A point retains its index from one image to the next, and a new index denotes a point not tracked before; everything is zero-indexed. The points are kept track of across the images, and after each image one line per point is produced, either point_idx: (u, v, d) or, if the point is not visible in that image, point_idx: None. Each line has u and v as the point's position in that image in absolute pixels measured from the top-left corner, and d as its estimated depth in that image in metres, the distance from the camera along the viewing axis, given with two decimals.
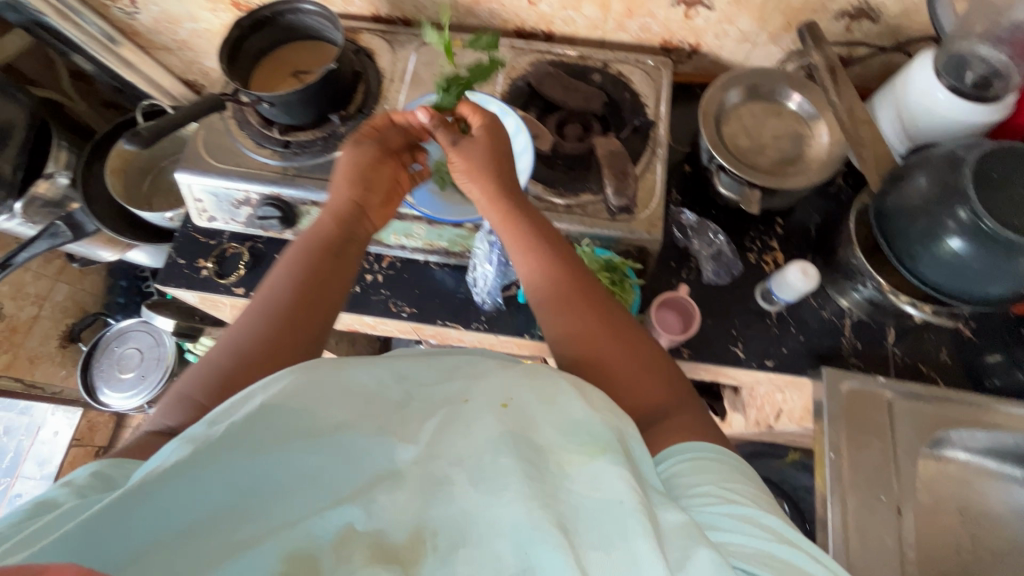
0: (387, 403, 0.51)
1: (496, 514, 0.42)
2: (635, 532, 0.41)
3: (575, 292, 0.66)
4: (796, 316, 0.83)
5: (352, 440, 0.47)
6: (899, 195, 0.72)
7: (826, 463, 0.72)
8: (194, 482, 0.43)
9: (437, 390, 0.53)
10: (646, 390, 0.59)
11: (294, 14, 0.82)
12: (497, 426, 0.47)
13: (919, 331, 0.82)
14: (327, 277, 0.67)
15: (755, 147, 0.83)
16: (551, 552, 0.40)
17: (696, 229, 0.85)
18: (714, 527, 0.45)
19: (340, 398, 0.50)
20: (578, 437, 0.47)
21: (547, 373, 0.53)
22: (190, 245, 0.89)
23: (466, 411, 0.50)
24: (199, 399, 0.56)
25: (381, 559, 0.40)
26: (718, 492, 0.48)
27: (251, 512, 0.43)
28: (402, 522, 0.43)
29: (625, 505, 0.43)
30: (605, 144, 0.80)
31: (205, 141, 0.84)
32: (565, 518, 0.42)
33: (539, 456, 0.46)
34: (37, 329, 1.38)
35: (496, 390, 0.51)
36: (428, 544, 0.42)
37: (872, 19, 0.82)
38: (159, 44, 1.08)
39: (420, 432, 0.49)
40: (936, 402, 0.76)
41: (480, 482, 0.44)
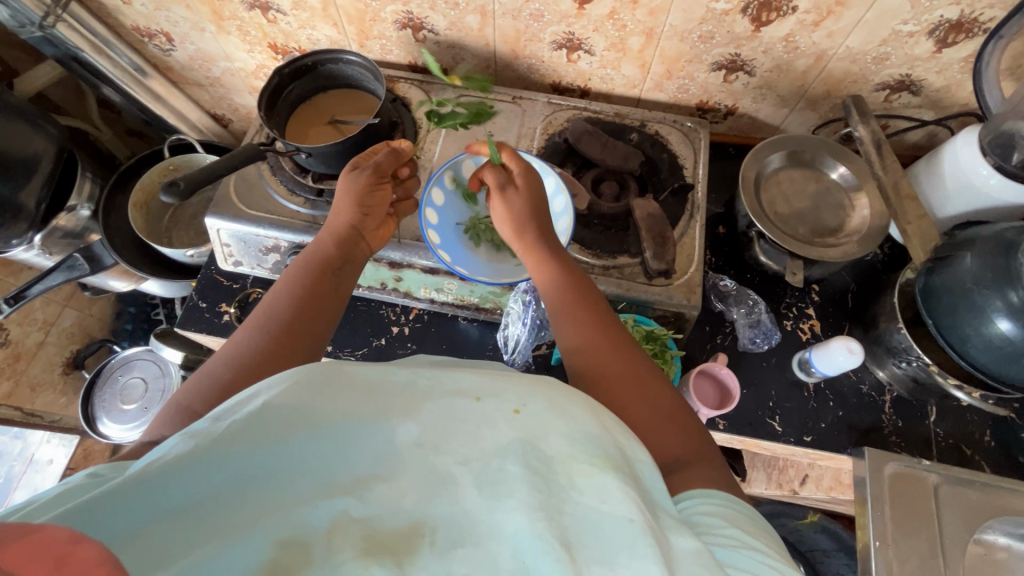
0: (390, 392, 0.43)
1: (502, 521, 0.37)
2: (643, 551, 0.36)
3: (594, 309, 0.63)
4: (834, 389, 0.80)
5: (348, 426, 0.40)
6: (946, 271, 0.71)
7: (870, 552, 0.69)
8: (199, 469, 0.36)
9: (446, 383, 0.45)
10: (662, 438, 0.54)
11: (335, 63, 0.81)
12: (509, 431, 0.42)
13: (960, 411, 0.79)
14: (324, 293, 0.63)
15: (794, 215, 0.82)
16: (554, 566, 0.34)
17: (733, 295, 0.83)
18: (733, 567, 0.40)
19: (341, 391, 0.42)
20: (590, 445, 0.42)
21: (563, 386, 0.47)
22: (213, 289, 0.87)
23: (476, 412, 0.43)
24: (195, 406, 0.51)
25: (375, 550, 0.34)
26: (739, 535, 0.43)
27: (241, 498, 0.36)
28: (400, 513, 0.37)
29: (635, 524, 0.38)
30: (643, 206, 0.79)
31: (236, 185, 0.82)
32: (568, 529, 0.37)
33: (548, 467, 0.40)
34: (42, 355, 1.35)
35: (511, 395, 0.45)
36: (427, 540, 0.35)
37: (913, 91, 0.82)
38: (191, 80, 1.07)
39: (421, 420, 0.42)
40: (983, 489, 0.73)
41: (487, 485, 0.38)
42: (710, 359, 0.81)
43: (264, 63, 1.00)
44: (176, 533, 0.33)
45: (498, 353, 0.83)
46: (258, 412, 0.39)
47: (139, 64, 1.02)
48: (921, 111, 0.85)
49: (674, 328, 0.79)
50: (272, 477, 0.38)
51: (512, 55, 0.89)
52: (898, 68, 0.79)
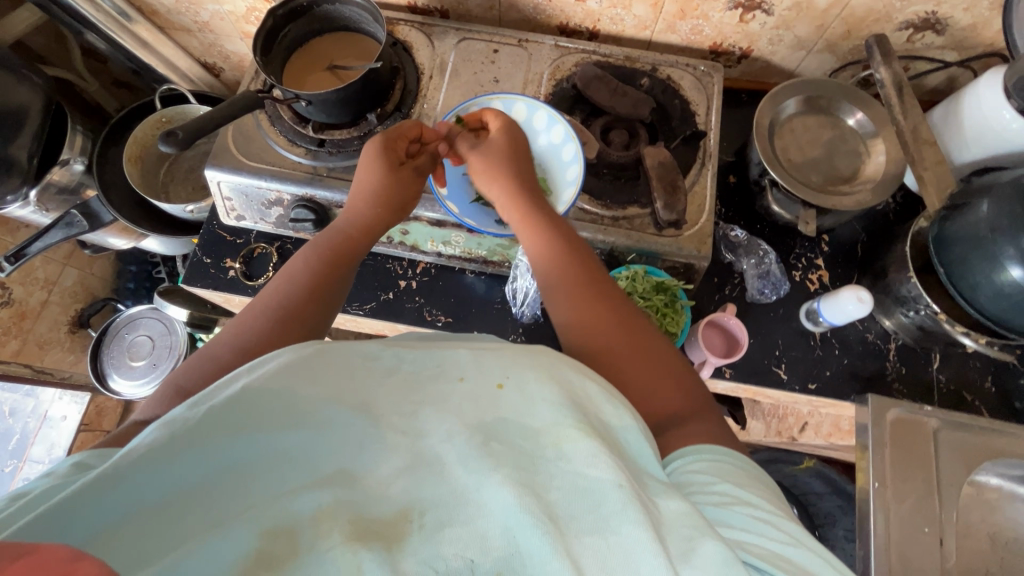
0: (374, 373, 0.46)
1: (487, 496, 0.37)
2: (631, 516, 0.36)
3: (592, 281, 0.62)
4: (840, 338, 0.81)
5: (334, 412, 0.43)
6: (959, 219, 0.70)
7: (869, 494, 0.71)
8: (178, 459, 0.38)
9: (423, 373, 0.47)
10: (658, 397, 0.54)
11: (332, 4, 0.77)
12: (489, 410, 0.44)
13: (963, 357, 0.80)
14: (329, 282, 0.63)
15: (808, 163, 0.80)
16: (541, 540, 0.35)
17: (743, 246, 0.82)
18: (727, 526, 0.40)
19: (327, 369, 0.45)
20: (572, 413, 0.43)
21: (548, 353, 0.49)
22: (216, 244, 0.86)
23: (457, 393, 0.45)
24: (186, 385, 0.52)
25: (362, 535, 0.35)
26: (731, 491, 0.43)
27: (224, 490, 0.39)
28: (388, 499, 0.38)
29: (623, 489, 0.38)
30: (654, 154, 0.77)
31: (234, 136, 0.79)
32: (553, 505, 0.37)
33: (534, 441, 0.42)
34: (47, 314, 1.35)
35: (494, 368, 0.47)
36: (415, 524, 0.36)
37: (937, 31, 0.79)
38: (179, 25, 1.02)
39: (402, 406, 0.44)
40: (981, 433, 0.75)
41: (469, 463, 0.39)
42: (718, 309, 0.81)
43: (254, 6, 0.95)
44: (162, 522, 0.36)
45: (506, 306, 0.83)
46: (240, 402, 0.41)
47: (122, 7, 0.96)
48: (944, 52, 0.82)
49: (683, 279, 0.79)
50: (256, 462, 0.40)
51: None
52: (923, 5, 0.75)
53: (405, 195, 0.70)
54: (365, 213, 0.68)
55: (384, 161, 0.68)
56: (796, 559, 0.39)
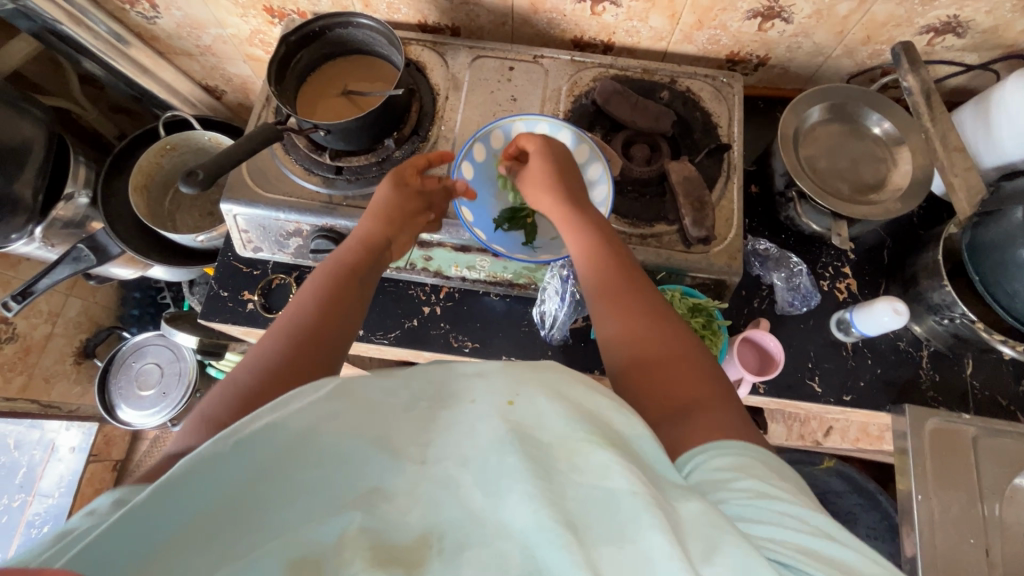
0: (391, 408, 0.43)
1: (505, 518, 0.36)
2: (650, 521, 0.35)
3: (623, 286, 0.60)
4: (872, 347, 0.80)
5: (349, 447, 0.40)
6: (993, 226, 0.69)
7: (912, 506, 0.70)
8: (198, 485, 0.36)
9: (433, 392, 0.45)
10: (677, 385, 0.52)
11: (345, 28, 0.75)
12: (502, 424, 0.41)
13: (996, 361, 0.80)
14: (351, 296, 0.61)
15: (834, 171, 0.79)
16: (561, 553, 0.33)
17: (774, 259, 0.81)
18: (744, 521, 0.38)
19: (353, 405, 0.42)
20: (584, 426, 0.41)
21: (563, 370, 0.46)
22: (233, 276, 0.84)
23: (469, 415, 0.42)
24: (221, 417, 0.48)
25: (386, 561, 0.34)
26: (752, 486, 0.41)
27: (235, 531, 0.36)
28: (406, 522, 0.37)
29: (638, 497, 0.36)
30: (679, 169, 0.76)
31: (249, 167, 0.77)
32: (573, 514, 0.36)
33: (545, 453, 0.39)
34: (52, 347, 1.32)
35: (504, 385, 0.44)
36: (435, 548, 0.35)
37: (958, 34, 0.78)
38: (180, 50, 0.99)
39: (422, 436, 0.42)
40: (1020, 438, 0.74)
41: (483, 483, 0.38)
42: (749, 324, 0.80)
43: (259, 29, 0.93)
44: (179, 562, 0.34)
45: (533, 329, 0.82)
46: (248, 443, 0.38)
47: (120, 33, 0.94)
48: (965, 55, 0.81)
49: (714, 296, 0.78)
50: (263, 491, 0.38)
51: (531, 10, 0.83)
52: (945, 9, 0.74)
53: (422, 212, 0.70)
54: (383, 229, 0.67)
55: (393, 180, 0.69)
56: (825, 552, 0.37)
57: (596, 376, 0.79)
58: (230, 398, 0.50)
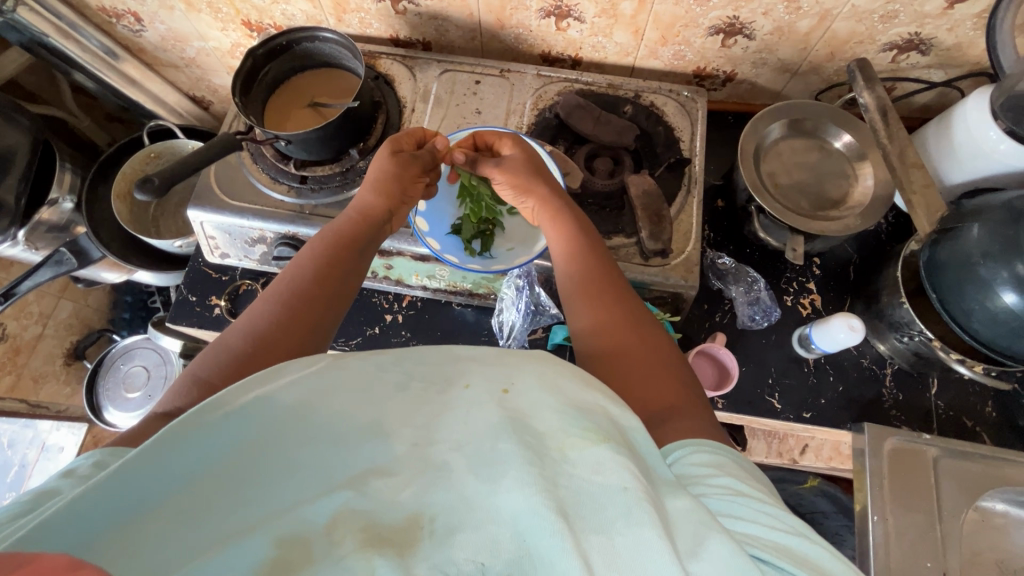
0: (384, 387, 0.44)
1: (497, 504, 0.35)
2: (641, 517, 0.34)
3: (610, 277, 0.63)
4: (834, 364, 0.79)
5: (344, 419, 0.42)
6: (950, 244, 0.68)
7: (868, 527, 0.69)
8: (174, 450, 0.37)
9: (432, 377, 0.46)
10: (652, 391, 0.53)
11: (311, 41, 0.77)
12: (498, 411, 0.42)
13: (962, 381, 0.78)
14: (342, 270, 0.62)
15: (795, 187, 0.79)
16: (551, 539, 0.33)
17: (732, 274, 0.81)
18: (727, 515, 0.38)
19: (342, 378, 0.44)
20: (579, 421, 0.40)
21: (562, 363, 0.47)
22: (202, 282, 0.86)
23: (463, 399, 0.44)
24: (213, 378, 0.51)
25: (376, 542, 0.34)
26: (729, 483, 0.41)
27: (228, 481, 0.38)
28: (397, 505, 0.36)
29: (629, 492, 0.35)
30: (638, 182, 0.76)
31: (217, 175, 0.79)
32: (564, 500, 0.35)
33: (539, 442, 0.40)
34: (41, 348, 1.35)
35: (498, 375, 0.46)
36: (426, 530, 0.35)
37: (921, 51, 0.78)
38: (166, 61, 1.03)
39: (413, 418, 0.42)
40: (983, 461, 0.73)
41: (480, 470, 0.38)
42: (708, 338, 0.80)
43: (239, 42, 0.95)
44: (156, 531, 0.34)
45: (493, 338, 0.82)
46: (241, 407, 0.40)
47: (109, 46, 0.97)
48: (930, 72, 0.81)
49: (671, 309, 0.78)
50: (254, 447, 0.39)
51: (498, 25, 0.85)
52: (906, 27, 0.74)
53: (414, 187, 0.70)
54: (375, 202, 0.67)
55: (390, 152, 0.68)
56: (802, 551, 0.37)
57: None
58: (224, 362, 0.52)
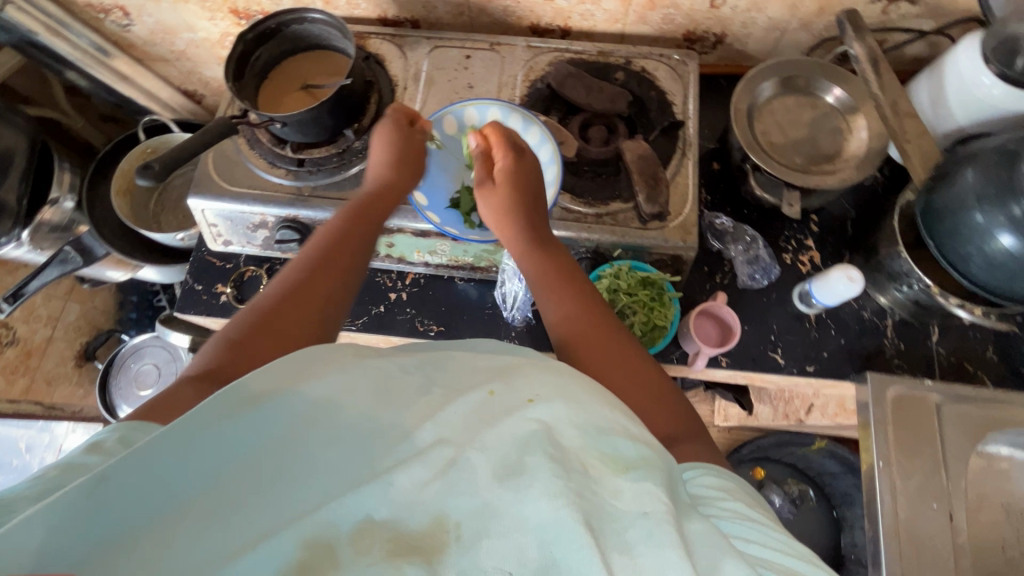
0: (405, 389, 0.45)
1: (522, 512, 0.36)
2: (663, 540, 0.36)
3: (570, 281, 0.64)
4: (835, 318, 0.80)
5: (366, 427, 0.42)
6: (946, 190, 0.68)
7: (874, 473, 0.70)
8: (198, 446, 0.38)
9: (455, 383, 0.47)
10: (649, 416, 0.55)
11: (300, 23, 0.78)
12: (526, 422, 0.41)
13: (962, 328, 0.79)
14: (353, 246, 0.63)
15: (789, 144, 0.80)
16: (581, 552, 0.34)
17: (730, 233, 0.82)
18: (737, 537, 0.41)
19: (364, 385, 0.44)
20: (600, 443, 0.41)
21: (578, 374, 0.47)
22: (207, 270, 0.87)
23: (489, 406, 0.43)
24: (232, 335, 0.53)
25: (404, 552, 0.34)
26: (737, 507, 0.44)
27: (244, 485, 0.38)
28: (421, 508, 0.36)
29: (650, 518, 0.37)
30: (633, 147, 0.77)
31: (215, 163, 0.80)
32: (590, 513, 0.36)
33: (564, 455, 0.39)
34: (53, 350, 1.37)
35: (524, 385, 0.45)
36: (452, 535, 0.35)
37: (911, 1, 0.78)
38: (156, 56, 1.03)
39: (438, 416, 0.42)
40: (985, 404, 0.74)
41: (506, 478, 0.38)
42: (709, 299, 0.81)
43: (228, 31, 0.95)
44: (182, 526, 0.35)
45: (497, 311, 0.84)
46: (264, 408, 0.40)
47: (99, 43, 0.97)
48: (920, 22, 0.81)
49: (671, 271, 0.78)
50: (275, 448, 0.40)
51: None
52: None
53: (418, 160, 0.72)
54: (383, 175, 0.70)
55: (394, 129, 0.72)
56: (805, 573, 0.40)
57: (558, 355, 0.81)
58: (248, 318, 0.55)
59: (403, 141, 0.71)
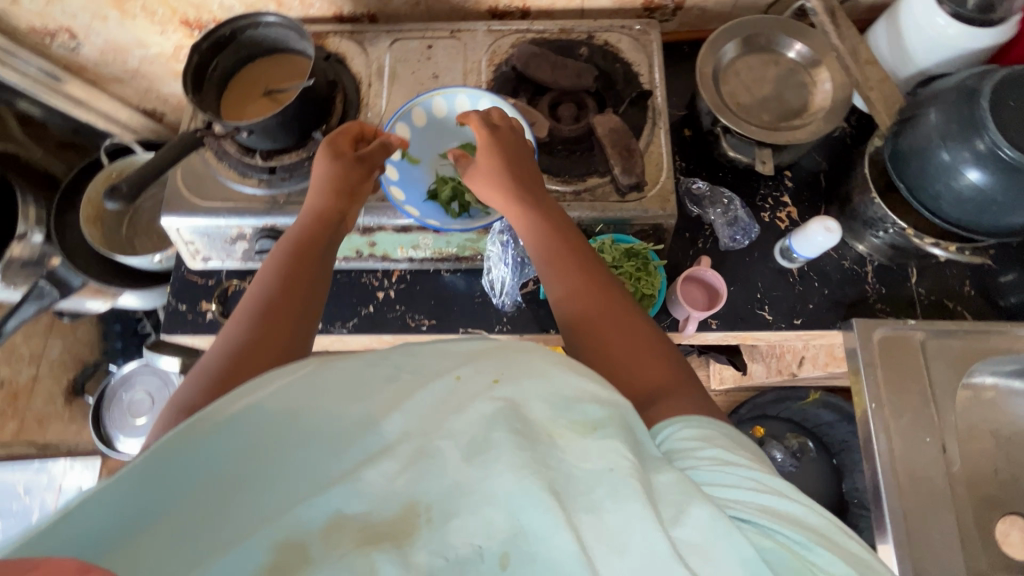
0: (371, 377, 0.43)
1: (491, 487, 0.36)
2: (627, 492, 0.37)
3: (573, 257, 0.64)
4: (817, 270, 0.82)
5: (333, 422, 0.40)
6: (911, 133, 0.70)
7: (867, 414, 0.73)
8: (170, 466, 0.38)
9: (424, 369, 0.44)
10: (641, 374, 0.55)
11: (255, 28, 0.76)
12: (492, 402, 0.40)
13: (939, 266, 0.81)
14: (308, 278, 0.63)
15: (757, 103, 0.81)
16: (546, 516, 0.35)
17: (707, 197, 0.83)
18: (710, 483, 0.42)
19: (326, 381, 0.42)
20: (568, 413, 0.41)
21: (539, 349, 0.46)
22: (189, 289, 0.86)
23: (456, 390, 0.42)
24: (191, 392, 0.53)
25: (374, 539, 0.34)
26: (714, 454, 0.45)
27: (215, 499, 0.37)
28: (393, 496, 0.37)
29: (616, 472, 0.38)
30: (604, 122, 0.77)
31: (184, 178, 0.78)
32: (555, 481, 0.37)
33: (530, 428, 0.39)
34: (40, 389, 1.35)
35: (491, 364, 0.44)
36: (423, 518, 0.36)
37: None
38: (110, 76, 1.00)
39: (402, 402, 0.41)
40: (967, 337, 0.76)
41: (475, 457, 0.38)
42: (693, 264, 0.82)
43: (181, 44, 0.93)
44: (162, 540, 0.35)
45: (486, 298, 0.84)
46: (236, 418, 0.40)
47: (49, 69, 0.95)
48: None
49: (654, 240, 0.79)
50: (246, 461, 0.39)
51: None
52: None
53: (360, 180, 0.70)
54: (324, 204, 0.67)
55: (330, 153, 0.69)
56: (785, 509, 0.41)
57: (551, 335, 0.82)
58: (210, 373, 0.53)
59: (345, 167, 0.68)
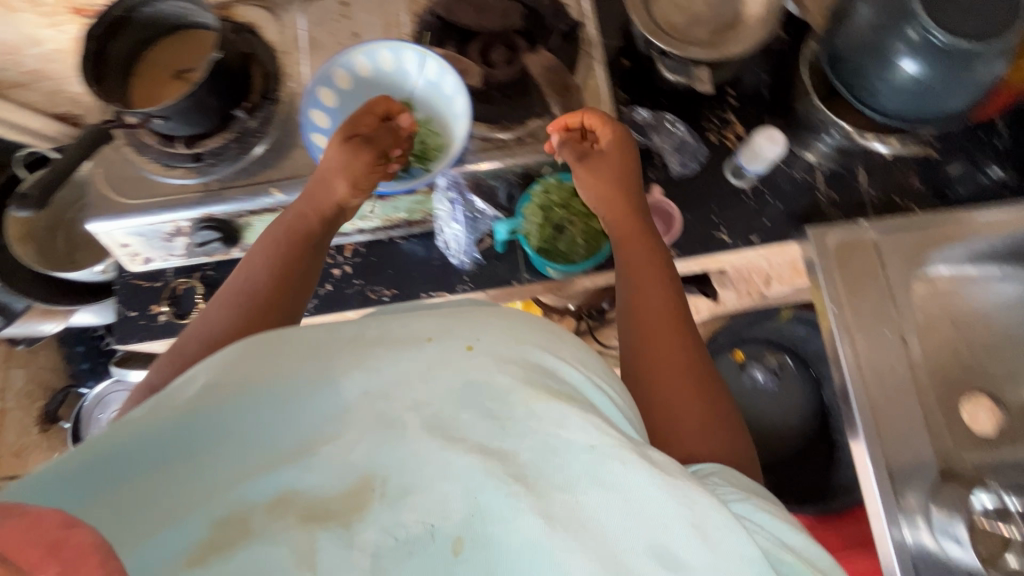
0: (337, 343, 0.41)
1: (454, 460, 0.36)
2: (605, 472, 0.36)
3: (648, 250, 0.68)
4: (769, 184, 0.82)
5: (296, 398, 0.39)
6: (844, 32, 0.69)
7: (829, 317, 0.75)
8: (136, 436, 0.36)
9: (392, 331, 0.42)
10: (694, 425, 0.56)
11: (150, 5, 0.70)
12: (458, 373, 0.39)
13: (887, 165, 0.82)
14: (294, 273, 0.65)
15: (690, 22, 0.78)
16: (505, 499, 0.35)
17: (652, 125, 0.81)
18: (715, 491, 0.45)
19: (286, 355, 0.40)
20: (544, 381, 0.40)
21: (518, 318, 0.45)
22: (137, 294, 0.83)
23: (427, 355, 0.40)
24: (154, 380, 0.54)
25: (315, 517, 0.35)
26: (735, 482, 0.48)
27: (178, 473, 0.36)
28: (348, 468, 0.37)
29: (596, 451, 0.37)
30: (536, 60, 0.74)
31: (104, 178, 0.73)
32: (525, 462, 0.37)
33: (503, 401, 0.39)
34: (10, 422, 1.30)
35: (464, 328, 0.42)
36: (377, 492, 0.36)
37: None
38: (9, 81, 0.93)
39: (369, 362, 0.40)
40: (918, 230, 0.78)
41: (436, 429, 0.38)
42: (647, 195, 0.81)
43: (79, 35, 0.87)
44: (125, 507, 0.34)
45: (445, 260, 0.82)
46: (201, 398, 0.38)
47: None
48: None
49: None
50: (202, 442, 0.38)
51: None
52: None
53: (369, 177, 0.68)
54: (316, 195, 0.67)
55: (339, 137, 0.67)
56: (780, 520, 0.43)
57: (515, 287, 0.82)
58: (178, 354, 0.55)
59: (365, 155, 0.67)
